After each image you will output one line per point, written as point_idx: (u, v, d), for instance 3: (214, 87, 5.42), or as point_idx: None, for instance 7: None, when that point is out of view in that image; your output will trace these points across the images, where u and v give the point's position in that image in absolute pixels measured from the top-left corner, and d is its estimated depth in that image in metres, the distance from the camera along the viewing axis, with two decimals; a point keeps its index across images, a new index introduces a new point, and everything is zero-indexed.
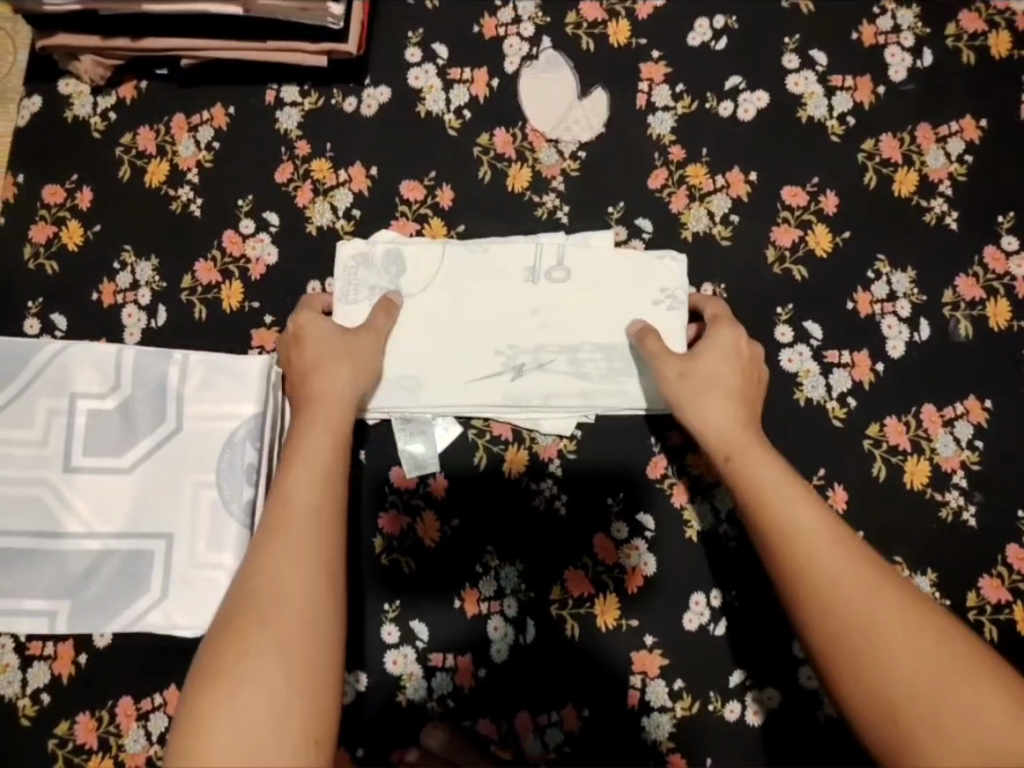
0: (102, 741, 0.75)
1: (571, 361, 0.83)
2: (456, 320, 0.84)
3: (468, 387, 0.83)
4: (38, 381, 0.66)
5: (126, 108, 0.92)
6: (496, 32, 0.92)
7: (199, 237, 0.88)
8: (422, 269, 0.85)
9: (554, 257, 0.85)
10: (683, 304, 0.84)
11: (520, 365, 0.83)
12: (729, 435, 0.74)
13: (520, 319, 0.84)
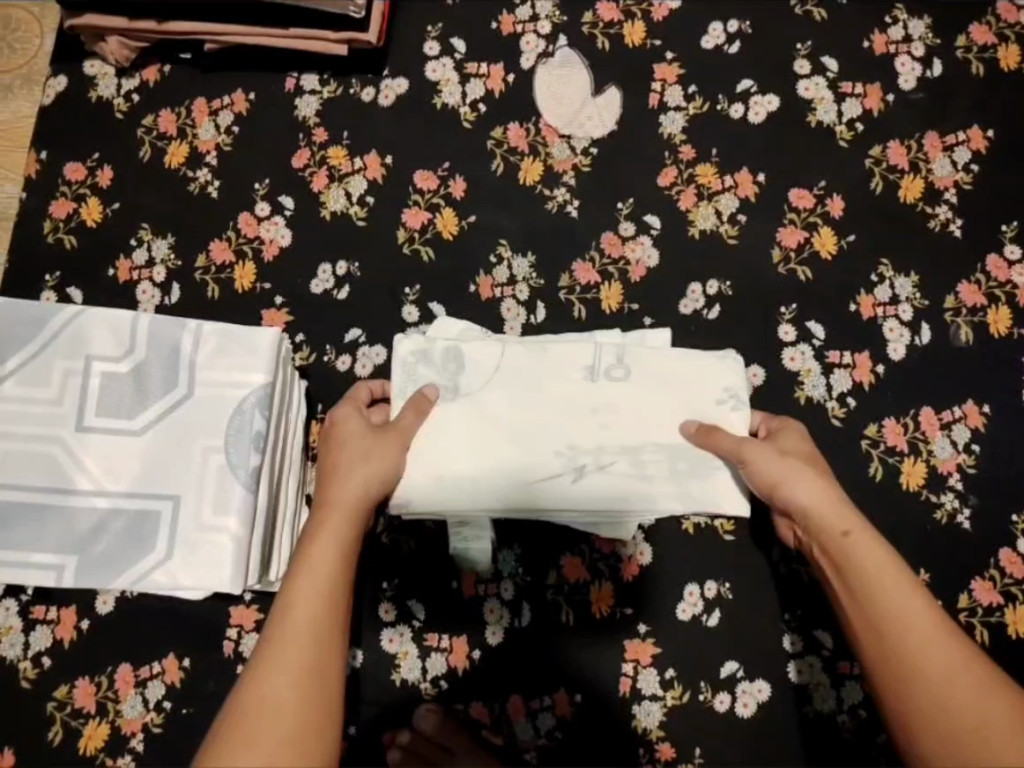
0: (99, 707, 0.76)
1: (632, 460, 0.71)
2: (506, 422, 0.72)
3: (522, 491, 0.71)
4: (56, 342, 0.67)
5: (149, 91, 0.94)
6: (514, 29, 0.94)
7: (216, 218, 0.90)
8: (478, 366, 0.74)
9: (613, 355, 0.74)
10: (747, 407, 0.73)
11: (581, 466, 0.71)
12: (844, 531, 0.63)
13: (569, 411, 0.73)
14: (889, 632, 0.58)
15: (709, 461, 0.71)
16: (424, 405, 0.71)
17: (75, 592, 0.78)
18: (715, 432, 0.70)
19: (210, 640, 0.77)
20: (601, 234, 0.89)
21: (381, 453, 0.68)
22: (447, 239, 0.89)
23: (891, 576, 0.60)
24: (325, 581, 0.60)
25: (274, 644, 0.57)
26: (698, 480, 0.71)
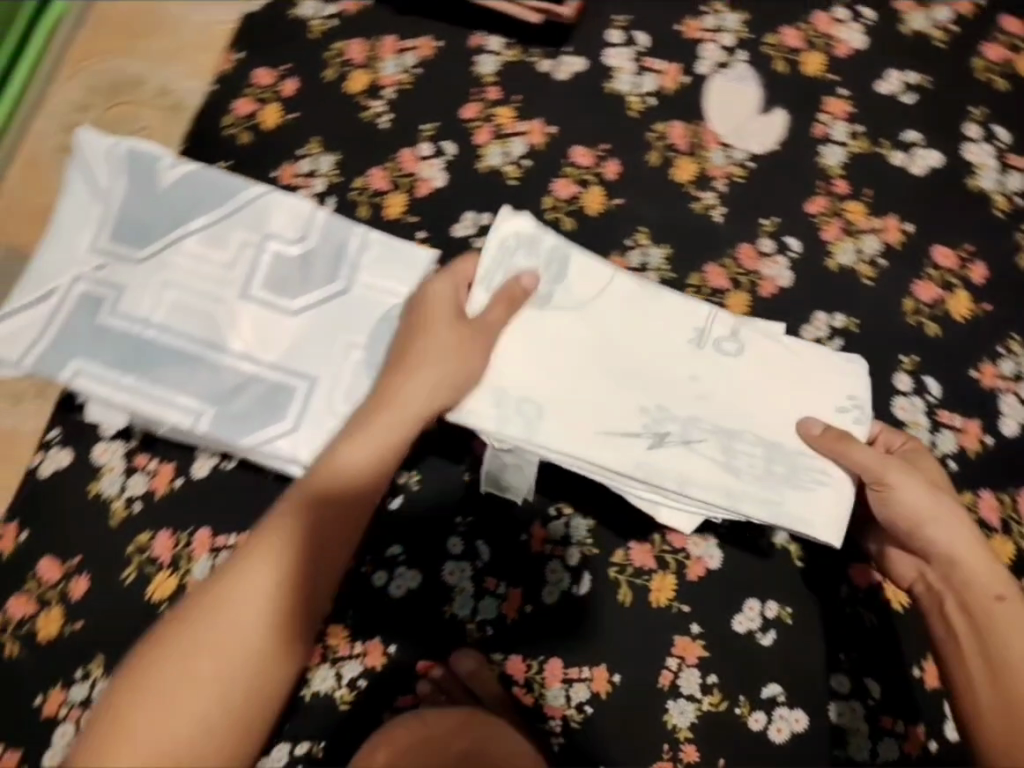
0: (173, 559, 0.85)
1: (724, 446, 0.72)
2: (599, 358, 0.73)
3: (594, 438, 0.71)
4: (239, 214, 0.74)
5: (347, 21, 0.97)
6: (697, 35, 0.95)
7: (380, 147, 0.94)
8: (585, 284, 0.75)
9: (728, 327, 0.75)
10: (867, 419, 0.73)
11: (662, 432, 0.72)
12: (998, 597, 0.69)
13: (671, 378, 0.73)
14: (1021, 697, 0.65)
15: (816, 470, 0.71)
16: (516, 299, 0.72)
17: (176, 452, 0.88)
18: (843, 440, 0.71)
19: None
20: (739, 243, 0.91)
21: (463, 353, 0.69)
22: (590, 215, 0.92)
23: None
24: (332, 511, 0.64)
25: (260, 555, 0.62)
26: (798, 490, 0.71)
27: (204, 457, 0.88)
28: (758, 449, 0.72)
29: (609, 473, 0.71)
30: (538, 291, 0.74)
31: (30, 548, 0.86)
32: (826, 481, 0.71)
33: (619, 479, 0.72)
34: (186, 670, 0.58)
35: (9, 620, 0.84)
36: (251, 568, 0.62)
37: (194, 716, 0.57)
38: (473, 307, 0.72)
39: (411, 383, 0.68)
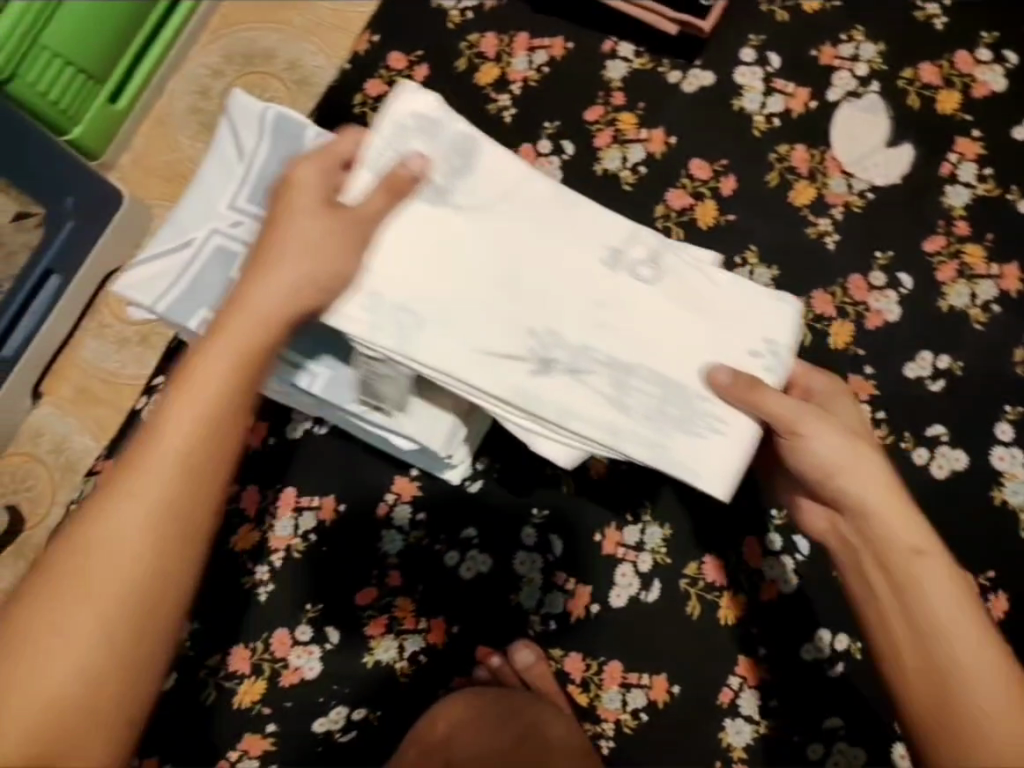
0: (258, 513, 0.89)
1: (614, 382, 0.59)
2: (497, 264, 0.59)
3: (475, 359, 0.59)
4: None
5: (483, 14, 0.98)
6: (831, 62, 0.94)
7: (500, 139, 0.95)
8: (491, 178, 0.61)
9: (647, 249, 0.61)
10: (781, 370, 0.61)
11: (551, 360, 0.59)
12: (919, 553, 0.58)
13: (587, 304, 0.60)
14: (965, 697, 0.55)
15: (711, 417, 0.59)
16: (402, 188, 0.59)
17: (272, 411, 0.91)
18: (758, 391, 0.59)
19: (369, 498, 0.89)
20: (851, 274, 0.91)
21: (332, 236, 0.58)
22: (703, 228, 0.92)
23: (966, 626, 0.56)
24: (191, 425, 0.52)
25: (120, 490, 0.51)
26: (688, 437, 0.59)
27: (298, 419, 0.91)
28: (653, 388, 0.59)
29: (489, 399, 0.59)
30: (433, 181, 0.61)
31: None
32: (721, 431, 0.59)
33: (482, 397, 0.60)
34: (49, 631, 0.48)
35: None
36: (111, 505, 0.51)
37: (66, 667, 0.48)
38: (352, 191, 0.60)
39: (266, 287, 0.57)
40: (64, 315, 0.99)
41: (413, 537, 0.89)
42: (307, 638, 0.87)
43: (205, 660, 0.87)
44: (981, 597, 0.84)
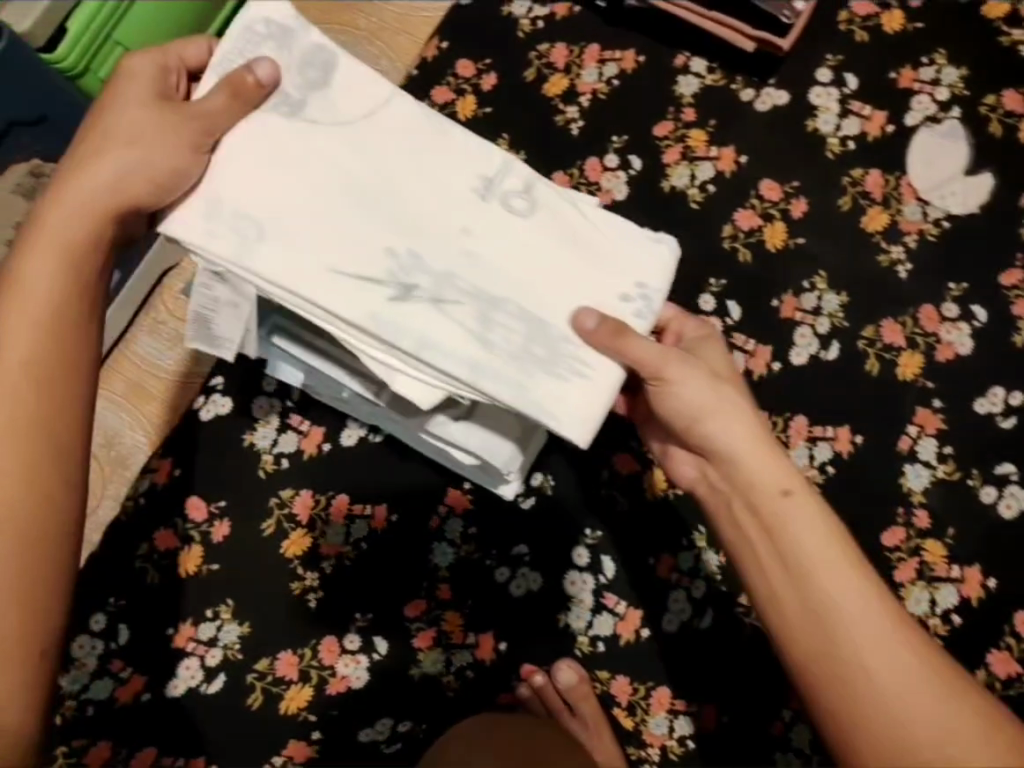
0: (312, 520, 0.88)
1: (481, 316, 0.57)
2: (348, 175, 0.57)
3: (324, 277, 0.56)
4: None
5: (554, 23, 0.97)
6: (911, 85, 0.92)
7: (567, 152, 0.94)
8: (354, 97, 0.59)
9: (521, 179, 0.59)
10: (652, 313, 0.60)
11: (410, 287, 0.56)
12: (783, 492, 0.56)
13: (453, 231, 0.58)
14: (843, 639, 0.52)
15: (578, 359, 0.58)
16: (245, 93, 0.56)
17: (329, 418, 0.91)
18: (620, 334, 0.57)
19: (423, 510, 0.89)
20: (922, 305, 0.89)
21: (161, 141, 0.54)
22: (770, 250, 0.91)
23: (842, 568, 0.54)
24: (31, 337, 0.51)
25: None
26: (550, 377, 0.57)
27: (354, 427, 0.91)
28: (522, 325, 0.57)
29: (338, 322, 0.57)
30: (286, 94, 0.58)
31: (175, 489, 0.89)
32: (585, 374, 0.57)
33: (340, 325, 0.57)
34: None
35: (154, 553, 0.88)
36: None
37: None
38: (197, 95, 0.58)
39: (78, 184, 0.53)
40: None
41: (464, 551, 0.88)
42: (355, 647, 0.86)
43: (254, 664, 0.86)
44: None
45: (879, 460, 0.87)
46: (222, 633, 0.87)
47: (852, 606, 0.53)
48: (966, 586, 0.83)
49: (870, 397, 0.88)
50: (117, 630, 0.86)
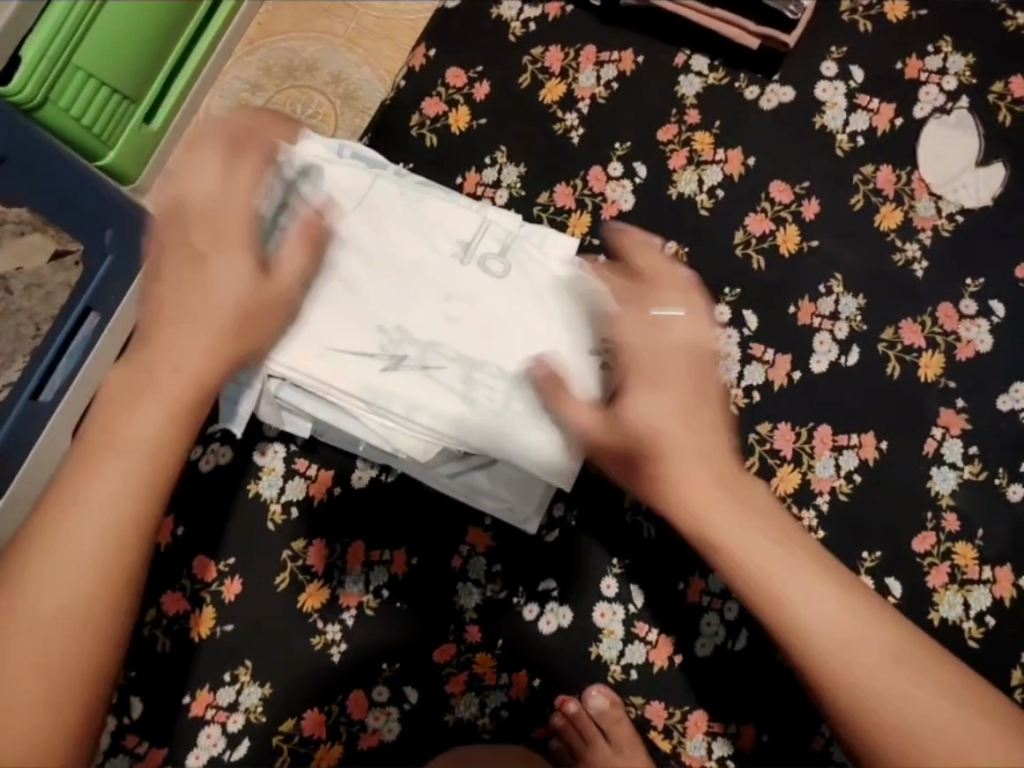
0: (327, 569, 0.85)
1: (463, 377, 0.71)
2: (351, 268, 0.73)
3: (323, 355, 0.70)
4: (453, 215, 0.75)
5: (546, 24, 0.94)
6: (917, 75, 0.90)
7: (569, 163, 0.91)
8: (342, 196, 0.75)
9: (497, 244, 0.74)
10: None
11: (398, 357, 0.71)
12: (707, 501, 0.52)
13: (431, 307, 0.73)
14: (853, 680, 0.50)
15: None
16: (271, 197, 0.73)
17: (337, 460, 0.87)
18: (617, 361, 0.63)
19: (443, 550, 0.85)
20: (940, 302, 0.86)
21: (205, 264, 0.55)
22: (784, 255, 0.88)
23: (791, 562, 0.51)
24: (154, 417, 0.52)
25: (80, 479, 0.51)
26: (527, 428, 0.70)
27: (363, 468, 0.87)
28: (501, 384, 0.70)
29: (335, 395, 0.70)
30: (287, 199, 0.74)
31: (182, 548, 0.86)
32: None
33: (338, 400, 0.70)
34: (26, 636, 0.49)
35: (162, 617, 0.84)
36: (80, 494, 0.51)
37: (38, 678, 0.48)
38: None
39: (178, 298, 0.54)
40: (108, 351, 0.92)
41: (491, 591, 0.85)
42: (384, 699, 0.83)
43: (278, 725, 0.83)
44: None
45: (903, 466, 0.84)
46: (242, 697, 0.83)
47: (817, 611, 0.50)
48: (999, 587, 0.81)
49: (892, 399, 0.85)
50: (130, 702, 0.83)
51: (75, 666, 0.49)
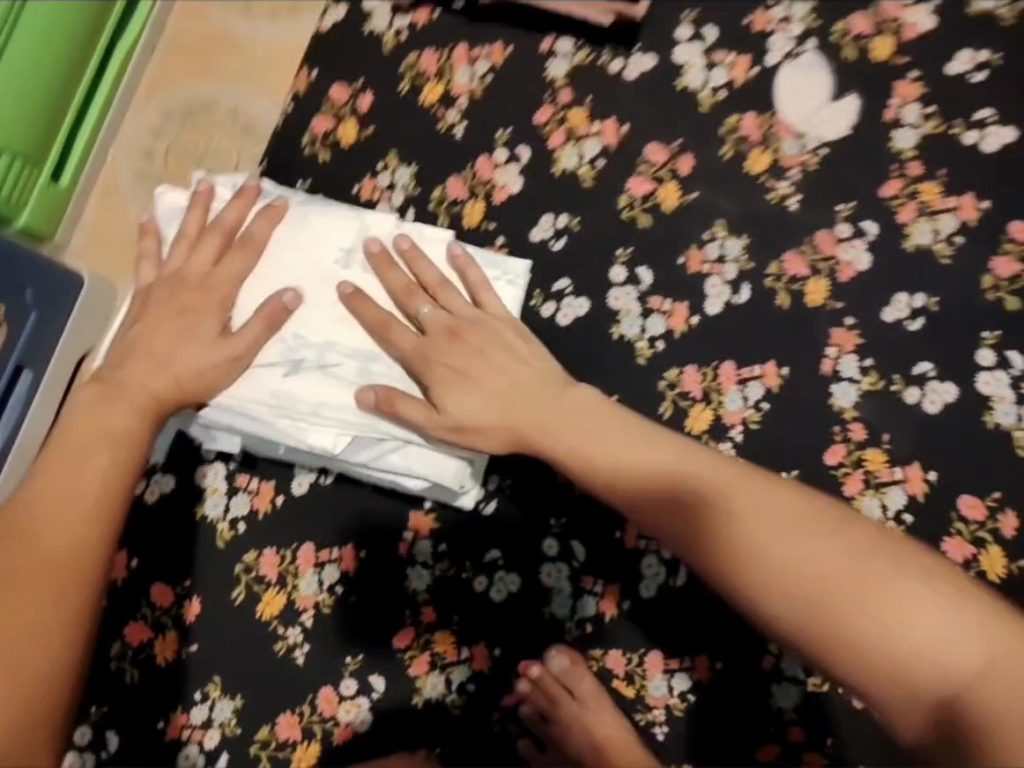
0: (280, 577, 0.89)
1: (363, 371, 0.78)
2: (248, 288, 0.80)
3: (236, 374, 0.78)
4: (334, 225, 0.82)
5: (417, 31, 1.00)
6: (765, 26, 0.96)
7: (455, 156, 0.96)
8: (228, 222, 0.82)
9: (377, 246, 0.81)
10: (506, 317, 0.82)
11: (298, 362, 0.78)
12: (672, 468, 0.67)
13: (319, 313, 0.79)
14: (791, 575, 0.57)
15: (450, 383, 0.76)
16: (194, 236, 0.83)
17: (274, 472, 0.91)
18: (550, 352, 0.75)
19: (387, 538, 0.89)
20: (817, 231, 0.92)
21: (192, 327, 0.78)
22: (666, 211, 0.93)
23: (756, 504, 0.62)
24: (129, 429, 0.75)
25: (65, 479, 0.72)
26: None
27: (301, 475, 0.91)
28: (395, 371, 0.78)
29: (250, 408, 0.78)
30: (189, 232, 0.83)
31: (137, 580, 0.90)
32: None
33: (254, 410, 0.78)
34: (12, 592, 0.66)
35: (128, 650, 0.89)
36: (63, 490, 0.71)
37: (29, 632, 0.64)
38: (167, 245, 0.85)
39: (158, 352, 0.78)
40: (45, 406, 0.97)
41: (439, 570, 0.89)
42: (353, 691, 0.87)
43: (254, 734, 0.86)
44: (990, 518, 0.84)
45: (805, 389, 0.89)
46: (216, 712, 0.87)
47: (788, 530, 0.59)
48: (911, 484, 0.86)
49: (783, 329, 0.90)
50: (106, 738, 0.88)
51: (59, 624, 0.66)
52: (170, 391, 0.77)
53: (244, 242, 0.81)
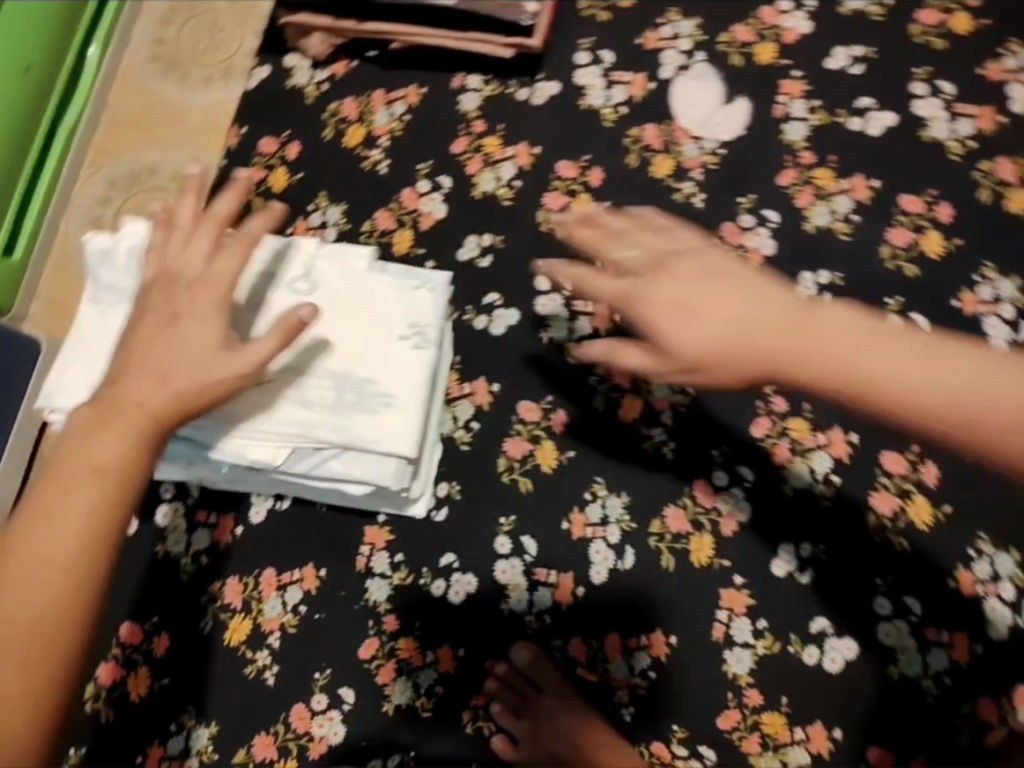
0: (245, 603, 0.93)
1: (294, 385, 0.79)
2: None
3: None
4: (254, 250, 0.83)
5: (338, 82, 1.08)
6: (656, 45, 1.05)
7: (382, 191, 1.03)
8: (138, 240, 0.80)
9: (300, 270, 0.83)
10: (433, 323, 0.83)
11: None
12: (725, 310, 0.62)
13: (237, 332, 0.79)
14: (959, 409, 0.57)
15: (381, 393, 0.80)
16: None
17: (231, 504, 0.96)
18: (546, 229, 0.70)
19: (344, 555, 0.94)
20: (722, 223, 0.98)
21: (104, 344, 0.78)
22: None
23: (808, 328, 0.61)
24: (120, 454, 0.61)
25: (41, 523, 0.59)
26: (364, 415, 0.79)
27: (258, 503, 0.96)
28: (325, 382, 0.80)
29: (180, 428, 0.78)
30: None
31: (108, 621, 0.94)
32: (389, 402, 0.80)
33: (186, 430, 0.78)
34: None
35: (101, 690, 0.92)
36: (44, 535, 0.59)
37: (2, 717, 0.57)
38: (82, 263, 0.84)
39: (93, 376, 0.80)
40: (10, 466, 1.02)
41: (398, 580, 0.93)
42: (324, 706, 0.90)
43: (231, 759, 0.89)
44: (913, 468, 0.89)
45: None
46: (192, 742, 0.89)
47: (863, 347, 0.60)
48: (834, 448, 0.91)
49: None
50: None
51: (48, 696, 0.58)
52: (173, 408, 0.62)
53: (241, 236, 0.69)
